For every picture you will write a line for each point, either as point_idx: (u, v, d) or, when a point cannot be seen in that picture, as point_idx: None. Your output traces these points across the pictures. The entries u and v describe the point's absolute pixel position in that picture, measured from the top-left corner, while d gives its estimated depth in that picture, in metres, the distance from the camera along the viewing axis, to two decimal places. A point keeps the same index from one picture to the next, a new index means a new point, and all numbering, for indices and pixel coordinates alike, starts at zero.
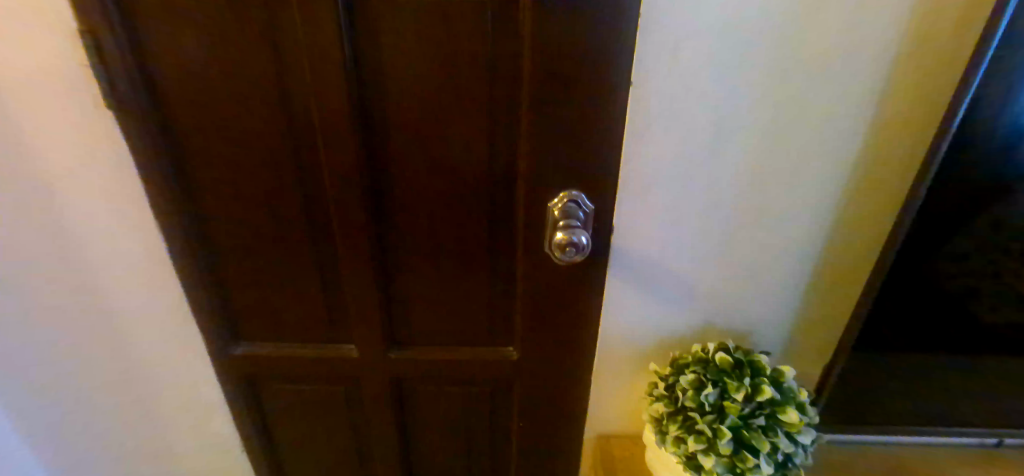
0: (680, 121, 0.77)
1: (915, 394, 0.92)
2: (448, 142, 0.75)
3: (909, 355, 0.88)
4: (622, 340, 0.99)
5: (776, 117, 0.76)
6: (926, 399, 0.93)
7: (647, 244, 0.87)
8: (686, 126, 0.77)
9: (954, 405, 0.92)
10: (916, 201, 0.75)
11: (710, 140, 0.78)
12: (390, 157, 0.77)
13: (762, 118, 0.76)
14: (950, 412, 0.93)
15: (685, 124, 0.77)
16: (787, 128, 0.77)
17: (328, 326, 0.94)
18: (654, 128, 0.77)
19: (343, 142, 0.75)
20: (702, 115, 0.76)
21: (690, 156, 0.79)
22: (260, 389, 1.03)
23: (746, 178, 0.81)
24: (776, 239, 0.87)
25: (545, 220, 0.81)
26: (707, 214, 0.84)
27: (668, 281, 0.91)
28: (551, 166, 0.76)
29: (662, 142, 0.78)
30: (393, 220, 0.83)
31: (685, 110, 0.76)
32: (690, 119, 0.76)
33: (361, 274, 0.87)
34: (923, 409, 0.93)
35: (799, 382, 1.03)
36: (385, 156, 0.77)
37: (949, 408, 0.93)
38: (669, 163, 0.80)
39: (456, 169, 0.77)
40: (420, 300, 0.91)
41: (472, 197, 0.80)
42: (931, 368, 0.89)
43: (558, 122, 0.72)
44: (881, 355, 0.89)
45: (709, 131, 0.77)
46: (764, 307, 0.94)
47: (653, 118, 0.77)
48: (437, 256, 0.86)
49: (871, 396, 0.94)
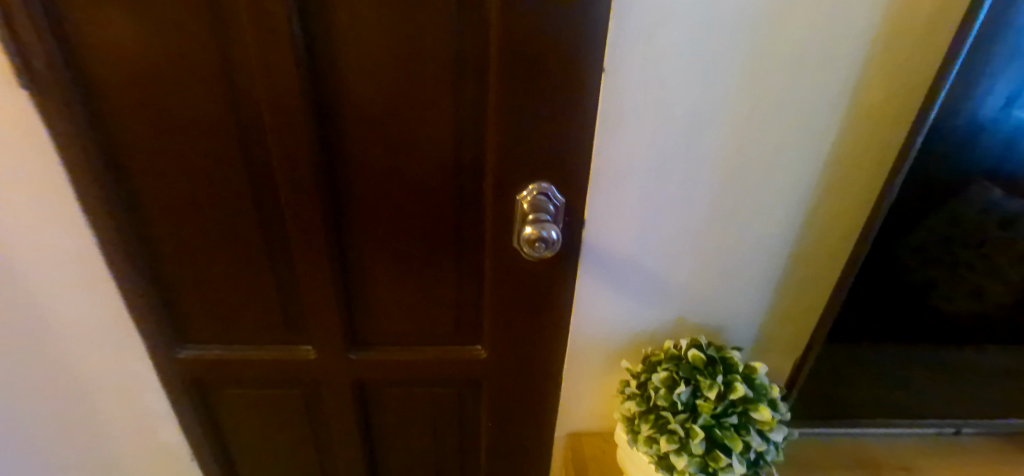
0: (656, 113, 0.74)
1: (881, 386, 0.93)
2: (412, 133, 0.71)
3: (878, 349, 0.88)
4: (594, 336, 0.96)
5: (753, 109, 0.74)
6: (891, 390, 0.93)
7: (621, 239, 0.85)
8: (662, 117, 0.74)
9: (916, 394, 0.93)
10: (889, 196, 0.74)
11: (686, 132, 0.75)
12: (349, 147, 0.72)
13: (737, 109, 0.74)
14: (913, 400, 0.94)
15: (661, 116, 0.74)
16: (764, 120, 0.75)
17: (284, 327, 0.89)
18: (629, 119, 0.74)
19: (298, 131, 0.70)
20: (679, 105, 0.73)
21: (663, 148, 0.76)
22: (213, 394, 0.97)
23: (722, 173, 0.79)
24: (749, 234, 0.85)
25: (514, 215, 0.77)
26: (681, 209, 0.82)
27: (641, 277, 0.89)
28: (520, 158, 0.72)
29: (635, 134, 0.75)
30: (353, 215, 0.78)
31: (662, 101, 0.73)
32: (667, 110, 0.73)
33: (319, 272, 0.82)
34: (888, 399, 0.94)
35: (769, 376, 1.03)
36: (344, 147, 0.72)
37: (912, 398, 0.94)
38: (644, 156, 0.77)
39: (420, 160, 0.73)
40: (383, 299, 0.87)
41: (438, 189, 0.76)
42: (898, 361, 0.89)
43: (528, 111, 0.68)
44: (851, 349, 0.89)
45: (685, 123, 0.74)
46: (737, 303, 0.93)
47: (628, 109, 0.73)
48: (401, 252, 0.82)
49: (839, 389, 0.94)
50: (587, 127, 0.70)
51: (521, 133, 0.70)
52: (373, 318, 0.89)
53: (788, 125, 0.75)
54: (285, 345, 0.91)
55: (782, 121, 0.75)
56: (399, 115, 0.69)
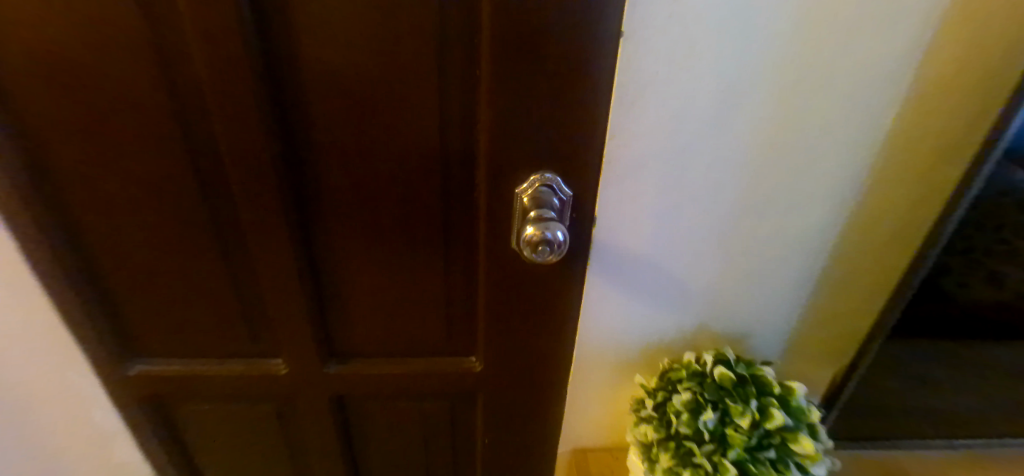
0: (681, 87, 0.61)
1: (935, 399, 0.81)
2: (389, 115, 0.59)
3: (932, 360, 0.77)
4: (604, 347, 0.84)
5: (799, 81, 0.61)
6: (945, 402, 0.82)
7: (636, 237, 0.72)
8: (688, 93, 0.61)
9: (972, 408, 0.82)
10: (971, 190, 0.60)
11: (716, 111, 0.62)
12: (314, 132, 0.60)
13: (779, 81, 0.61)
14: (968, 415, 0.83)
15: (686, 91, 0.61)
16: (810, 94, 0.62)
17: (247, 339, 0.77)
18: (649, 96, 0.61)
19: (251, 112, 0.58)
20: (708, 78, 0.60)
21: (689, 129, 0.64)
22: (173, 411, 0.86)
23: (757, 159, 0.66)
24: (785, 232, 0.73)
25: (512, 212, 0.65)
26: (706, 203, 0.69)
27: (658, 282, 0.77)
28: (520, 146, 0.60)
29: (656, 113, 0.62)
30: (321, 211, 0.66)
31: (688, 73, 0.60)
32: (693, 83, 0.61)
33: (285, 277, 0.71)
34: (943, 414, 0.83)
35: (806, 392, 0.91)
36: (308, 132, 0.60)
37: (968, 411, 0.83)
38: (665, 140, 0.64)
39: (399, 147, 0.61)
40: (360, 306, 0.75)
41: (420, 182, 0.64)
42: (954, 371, 0.78)
43: (528, 89, 0.56)
44: (903, 362, 0.77)
45: (716, 98, 0.62)
46: (767, 310, 0.81)
47: (648, 84, 0.61)
48: (380, 254, 0.70)
49: (887, 406, 0.83)
50: (600, 109, 0.58)
51: (520, 115, 0.58)
52: (350, 328, 0.78)
53: (839, 102, 0.62)
54: (250, 359, 0.80)
55: (831, 97, 0.62)
56: (372, 93, 0.57)
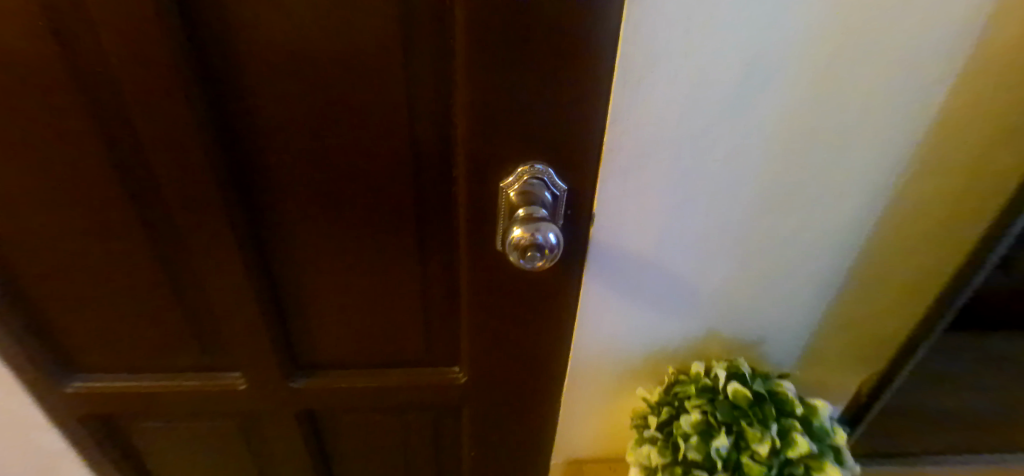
0: (699, 66, 0.51)
1: (974, 397, 0.75)
2: (348, 98, 0.49)
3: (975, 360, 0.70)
4: (602, 356, 0.75)
5: (838, 55, 0.50)
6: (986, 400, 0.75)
7: (641, 238, 0.63)
8: (707, 72, 0.51)
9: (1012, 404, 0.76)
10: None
11: (739, 94, 0.52)
12: (259, 120, 0.50)
13: (815, 55, 0.50)
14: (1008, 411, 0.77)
15: (705, 70, 0.51)
16: (851, 71, 0.52)
17: (199, 352, 0.68)
18: (659, 76, 0.51)
19: (178, 98, 0.48)
20: (732, 54, 0.50)
21: (705, 113, 0.54)
22: (123, 429, 0.77)
23: (784, 150, 0.57)
24: (810, 231, 0.64)
25: (496, 209, 0.56)
26: (722, 200, 0.60)
27: (663, 286, 0.68)
28: (505, 135, 0.51)
29: (667, 94, 0.52)
30: (274, 210, 0.57)
31: (709, 49, 0.50)
32: (712, 60, 0.50)
33: (236, 284, 0.62)
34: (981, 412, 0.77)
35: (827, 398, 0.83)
36: (252, 119, 0.50)
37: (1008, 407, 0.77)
38: (676, 127, 0.54)
39: (363, 136, 0.51)
40: (326, 314, 0.66)
41: (388, 175, 0.54)
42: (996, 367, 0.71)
43: (516, 69, 0.46)
44: (942, 365, 0.70)
45: (738, 77, 0.51)
46: (784, 314, 0.72)
47: (658, 62, 0.50)
48: (345, 256, 0.61)
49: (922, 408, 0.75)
50: (601, 93, 0.48)
51: (505, 100, 0.48)
52: (315, 338, 0.69)
53: (884, 82, 0.52)
54: (201, 372, 0.71)
55: (875, 76, 0.52)
56: (327, 73, 0.47)
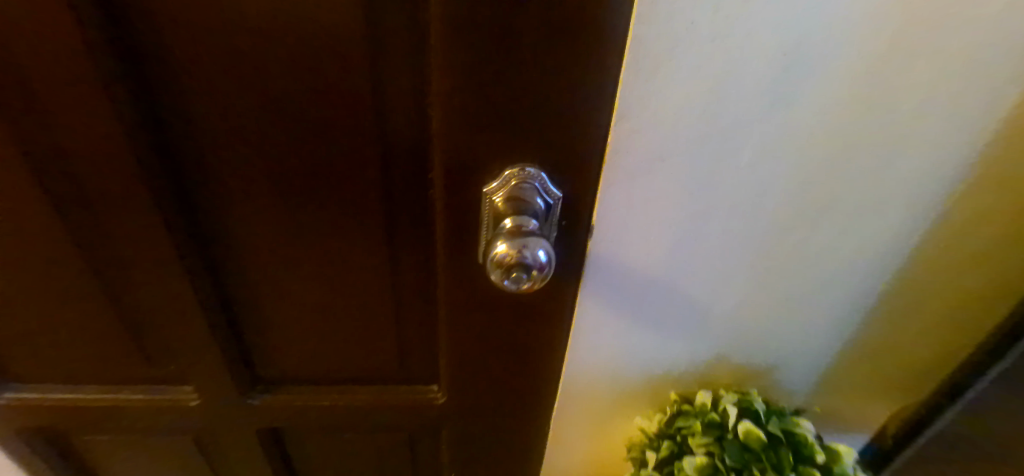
0: (727, 55, 0.42)
1: None
2: (300, 84, 0.41)
3: None
4: (598, 380, 0.67)
5: (896, 44, 0.42)
6: None
7: (648, 257, 0.54)
8: (736, 67, 0.42)
9: None
10: None
11: (773, 93, 0.44)
12: (196, 106, 0.42)
13: (868, 44, 0.41)
14: None
15: (734, 65, 0.42)
16: (909, 63, 0.43)
17: (145, 364, 0.61)
18: (677, 71, 0.43)
19: (94, 78, 0.40)
20: (768, 46, 0.41)
21: (730, 110, 0.45)
22: (69, 440, 0.71)
23: (819, 160, 0.48)
24: (840, 251, 0.56)
25: (479, 218, 0.48)
26: (744, 215, 0.52)
27: (670, 310, 0.60)
28: (488, 134, 0.42)
29: (687, 87, 0.43)
30: (221, 210, 0.49)
31: (740, 37, 0.41)
32: (744, 46, 0.41)
33: (182, 291, 0.54)
34: None
35: (847, 429, 0.75)
36: (188, 105, 0.42)
37: None
38: (696, 126, 0.45)
39: (321, 128, 0.44)
40: (286, 326, 0.59)
41: (351, 174, 0.47)
42: None
43: (500, 57, 0.38)
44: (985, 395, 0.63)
45: (773, 68, 0.42)
46: (803, 338, 0.64)
47: (676, 53, 0.42)
48: (306, 264, 0.53)
49: None
50: (606, 89, 0.40)
51: (488, 91, 0.40)
52: (275, 352, 0.62)
53: (946, 77, 0.44)
54: (149, 385, 0.64)
55: (935, 70, 0.43)
56: (272, 53, 0.39)
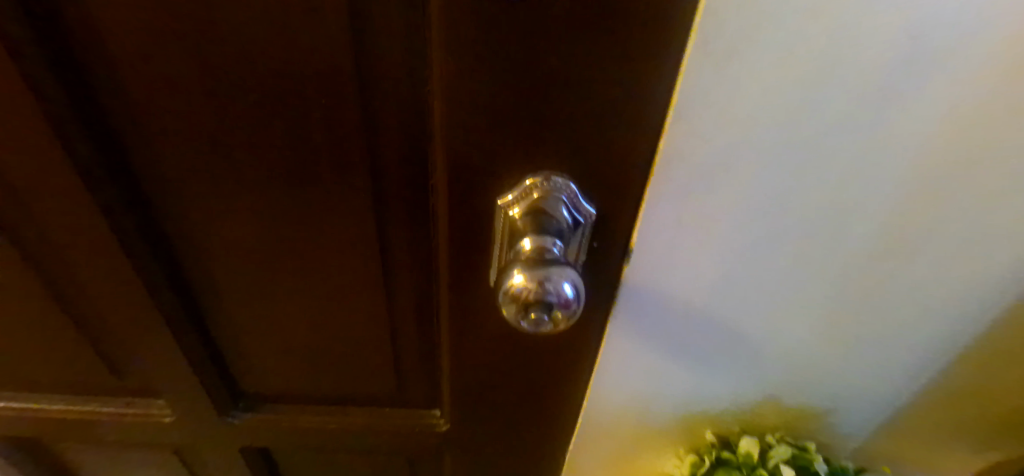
0: (830, 42, 0.31)
1: None
2: (266, 68, 0.32)
3: None
4: (625, 416, 0.58)
5: None
6: None
7: (696, 287, 0.45)
8: (841, 60, 0.32)
9: None
10: None
11: (884, 96, 0.34)
12: (141, 91, 0.34)
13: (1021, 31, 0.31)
14: None
15: (837, 54, 0.32)
16: None
17: (114, 376, 0.55)
18: (759, 62, 0.32)
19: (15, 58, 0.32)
20: (889, 32, 0.31)
21: (822, 114, 0.34)
22: (42, 447, 0.65)
23: (928, 181, 0.38)
24: (934, 289, 0.46)
25: (490, 235, 0.39)
26: (822, 244, 0.42)
27: (716, 345, 0.50)
28: (502, 138, 0.33)
29: (769, 82, 0.33)
30: (183, 213, 0.41)
31: (850, 18, 0.30)
32: (853, 30, 0.31)
33: (147, 302, 0.47)
34: None
35: None
36: (132, 90, 0.34)
37: None
38: (775, 132, 0.35)
39: (295, 121, 0.35)
40: (267, 341, 0.52)
41: (334, 175, 0.38)
42: None
43: (521, 40, 0.29)
44: None
45: (888, 60, 0.32)
46: (871, 381, 0.54)
47: (759, 37, 0.31)
48: (286, 276, 0.46)
49: None
50: (659, 86, 0.31)
51: (503, 85, 0.31)
52: (256, 368, 0.54)
53: None
54: (120, 398, 0.57)
55: None
56: (227, 28, 0.30)
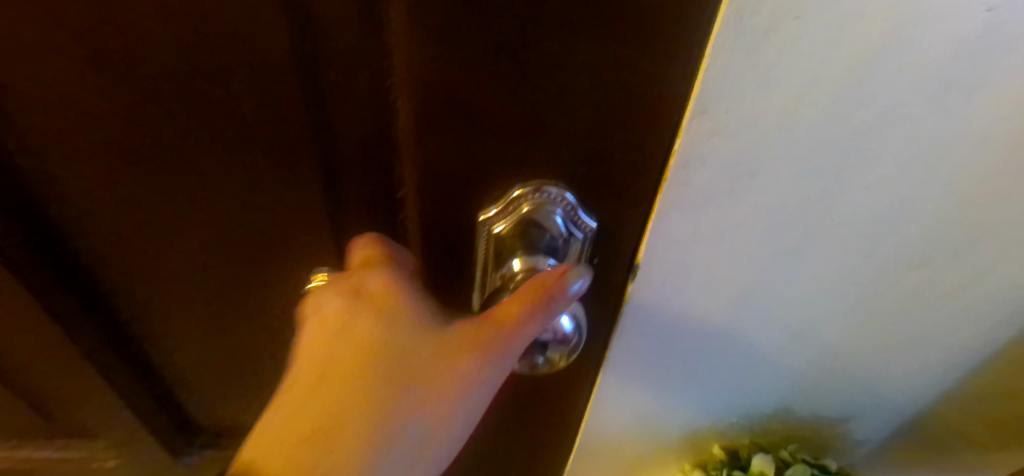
0: (888, 27, 0.25)
1: None
2: (193, 33, 0.27)
3: None
4: (627, 432, 0.53)
5: None
6: None
7: (708, 302, 0.40)
8: (902, 50, 0.26)
9: None
10: None
11: (945, 88, 0.28)
12: (55, 67, 0.29)
13: None
14: None
15: (895, 42, 0.25)
16: None
17: (59, 400, 0.49)
18: (801, 54, 0.25)
19: None
20: (965, 13, 0.25)
21: (868, 110, 0.28)
22: None
23: (979, 181, 0.33)
24: (969, 295, 0.41)
25: (472, 257, 0.33)
26: (851, 252, 0.37)
27: (727, 360, 0.45)
28: (484, 148, 0.27)
29: (809, 78, 0.26)
30: (119, 206, 0.36)
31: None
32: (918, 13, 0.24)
33: (96, 296, 0.43)
34: None
35: None
36: (40, 64, 0.29)
37: None
38: (811, 134, 0.29)
39: (233, 100, 0.30)
40: (226, 353, 0.46)
41: (286, 174, 0.33)
42: None
43: (499, 13, 0.22)
44: None
45: (955, 45, 0.26)
46: (892, 389, 0.50)
47: (805, 23, 0.24)
48: (245, 279, 0.41)
49: None
50: (674, 71, 0.24)
51: (481, 85, 0.24)
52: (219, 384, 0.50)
53: None
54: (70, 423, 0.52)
55: None
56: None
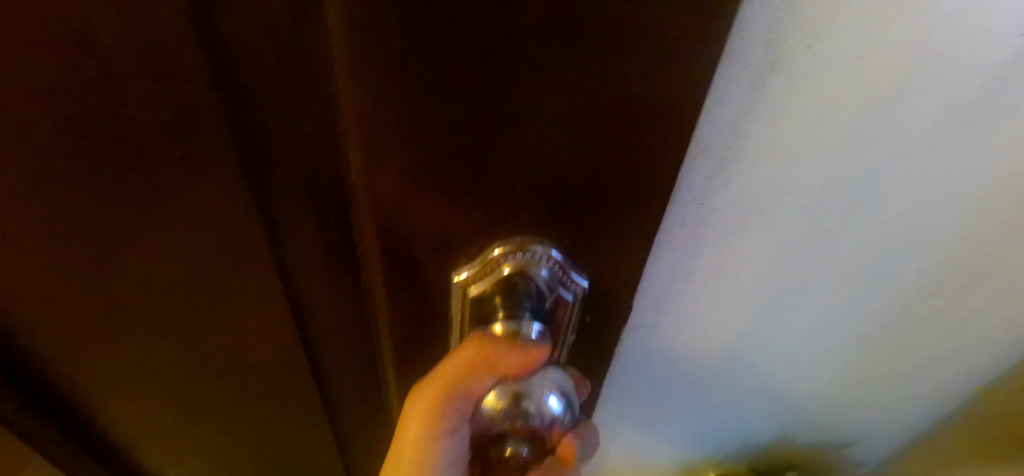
0: (912, 56, 0.22)
1: None
2: (107, 69, 0.22)
3: None
4: (618, 466, 0.50)
5: None
6: None
7: (706, 342, 0.36)
8: (925, 80, 0.23)
9: None
10: None
11: (969, 114, 0.25)
12: None
13: None
14: None
15: (919, 71, 0.22)
16: None
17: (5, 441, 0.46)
18: (816, 85, 0.22)
19: None
20: (997, 34, 0.21)
21: (887, 145, 0.25)
22: None
23: (997, 211, 0.30)
24: (977, 322, 0.39)
25: (448, 316, 0.29)
26: (860, 286, 0.34)
27: (725, 394, 0.42)
28: (458, 214, 0.23)
29: (824, 114, 0.23)
30: (40, 257, 0.32)
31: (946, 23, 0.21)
32: (948, 36, 0.21)
33: (26, 352, 0.38)
34: None
35: None
36: None
37: None
38: (824, 173, 0.26)
39: (166, 142, 0.26)
40: (190, 391, 0.43)
41: (240, 221, 0.30)
42: None
43: (467, 64, 0.18)
44: None
45: (983, 70, 0.23)
46: (892, 417, 0.48)
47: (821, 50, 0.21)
48: (203, 325, 0.37)
49: None
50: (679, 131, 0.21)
51: (451, 152, 0.20)
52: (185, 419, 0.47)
53: None
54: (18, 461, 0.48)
55: None
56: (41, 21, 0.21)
